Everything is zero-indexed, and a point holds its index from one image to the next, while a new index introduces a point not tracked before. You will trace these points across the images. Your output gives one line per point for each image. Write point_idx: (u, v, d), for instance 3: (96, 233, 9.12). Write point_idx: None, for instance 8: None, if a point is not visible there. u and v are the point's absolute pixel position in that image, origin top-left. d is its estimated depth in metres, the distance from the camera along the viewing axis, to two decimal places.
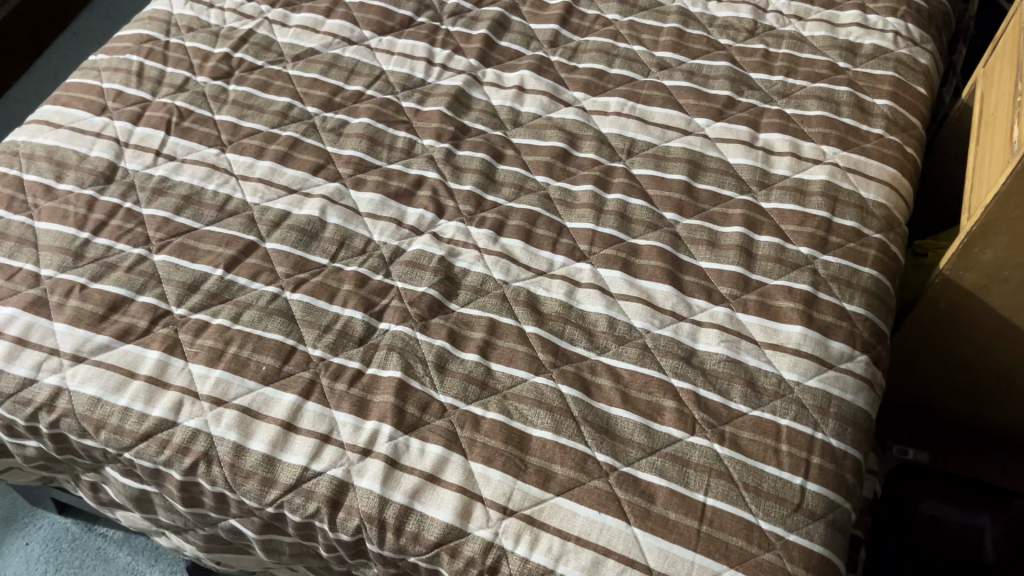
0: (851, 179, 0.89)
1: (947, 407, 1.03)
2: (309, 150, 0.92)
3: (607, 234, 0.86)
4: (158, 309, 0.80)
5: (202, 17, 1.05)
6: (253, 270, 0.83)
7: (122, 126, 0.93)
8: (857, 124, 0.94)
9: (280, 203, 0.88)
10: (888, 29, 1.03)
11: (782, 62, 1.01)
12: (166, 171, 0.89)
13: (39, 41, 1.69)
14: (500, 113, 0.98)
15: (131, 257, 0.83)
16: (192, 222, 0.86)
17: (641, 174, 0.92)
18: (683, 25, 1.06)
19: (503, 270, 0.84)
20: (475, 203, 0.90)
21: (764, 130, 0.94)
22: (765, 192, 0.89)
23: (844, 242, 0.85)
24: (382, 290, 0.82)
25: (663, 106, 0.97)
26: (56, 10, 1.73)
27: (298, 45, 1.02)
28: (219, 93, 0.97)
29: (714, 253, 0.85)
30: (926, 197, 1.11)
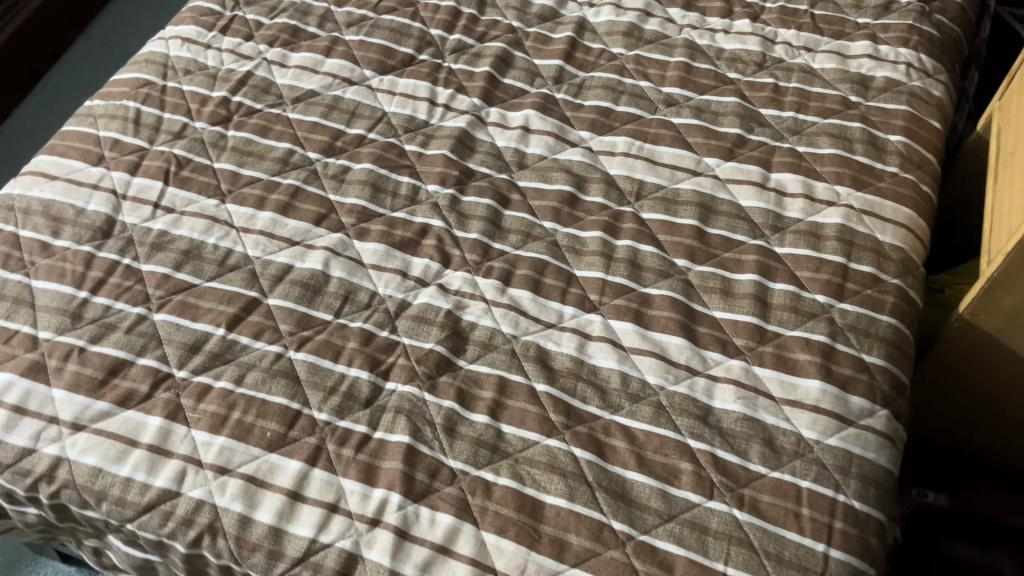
0: (867, 222, 0.87)
1: (962, 437, 1.01)
2: (310, 199, 0.90)
3: (617, 284, 0.84)
4: (159, 373, 0.78)
5: (199, 59, 1.02)
6: (256, 328, 0.80)
7: (119, 177, 0.91)
8: (871, 162, 0.92)
9: (282, 256, 0.86)
10: (900, 61, 1.01)
11: (792, 97, 0.98)
12: (165, 225, 0.87)
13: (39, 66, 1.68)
14: (505, 155, 0.96)
15: (131, 317, 0.81)
16: (192, 279, 0.83)
17: (651, 218, 0.90)
18: (690, 59, 1.03)
19: (512, 324, 0.82)
20: (482, 251, 0.87)
21: (776, 170, 0.92)
22: (778, 236, 0.87)
23: (861, 289, 0.83)
24: (388, 347, 0.80)
25: (671, 145, 0.95)
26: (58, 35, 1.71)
27: (297, 87, 1.00)
28: (218, 140, 0.95)
29: (728, 303, 0.82)
30: (942, 228, 1.09)
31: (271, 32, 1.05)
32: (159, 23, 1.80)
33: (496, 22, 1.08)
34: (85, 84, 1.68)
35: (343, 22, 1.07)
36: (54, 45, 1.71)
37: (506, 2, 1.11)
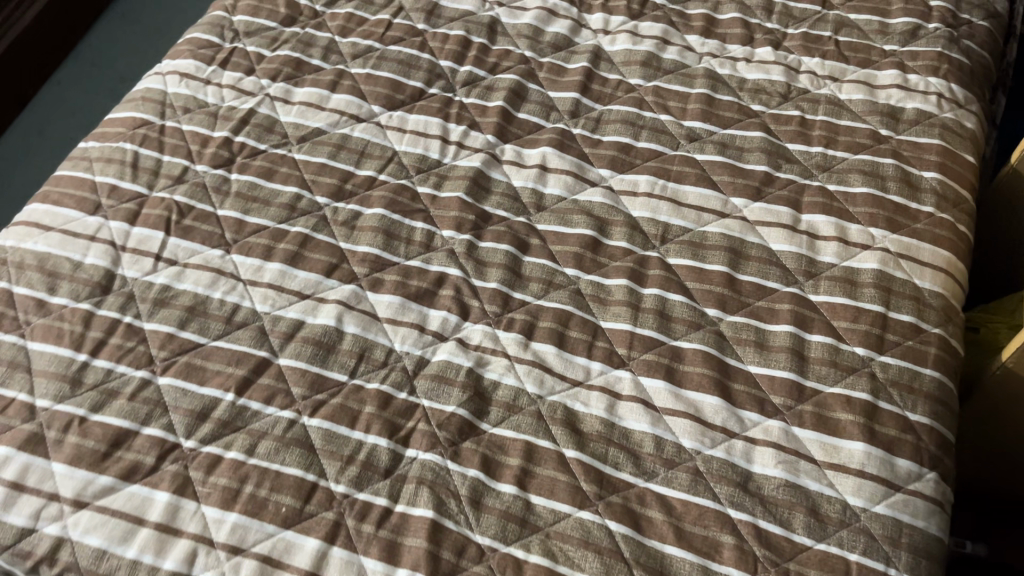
0: (904, 267, 0.84)
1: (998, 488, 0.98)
2: (320, 248, 0.86)
3: (646, 336, 0.80)
4: (165, 443, 0.73)
5: (199, 96, 0.98)
6: (267, 392, 0.76)
7: (117, 227, 0.86)
8: (906, 201, 0.88)
9: (292, 312, 0.81)
10: (930, 91, 0.97)
11: (820, 131, 0.95)
12: (168, 278, 0.83)
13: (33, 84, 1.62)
14: (522, 196, 0.92)
15: (134, 382, 0.76)
16: (197, 338, 0.79)
17: (678, 263, 0.86)
18: (712, 90, 0.99)
19: (537, 382, 0.77)
20: (502, 302, 0.83)
21: (806, 210, 0.88)
22: (812, 282, 0.83)
23: (901, 340, 0.79)
24: (407, 410, 0.76)
25: (696, 184, 0.91)
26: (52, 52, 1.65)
27: (302, 125, 0.96)
28: (221, 184, 0.90)
29: (763, 357, 0.79)
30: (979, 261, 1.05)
31: (273, 65, 1.01)
32: (156, 39, 1.75)
33: (508, 52, 1.04)
34: (78, 106, 1.62)
35: (349, 53, 1.03)
36: (48, 63, 1.65)
37: (518, 30, 1.06)
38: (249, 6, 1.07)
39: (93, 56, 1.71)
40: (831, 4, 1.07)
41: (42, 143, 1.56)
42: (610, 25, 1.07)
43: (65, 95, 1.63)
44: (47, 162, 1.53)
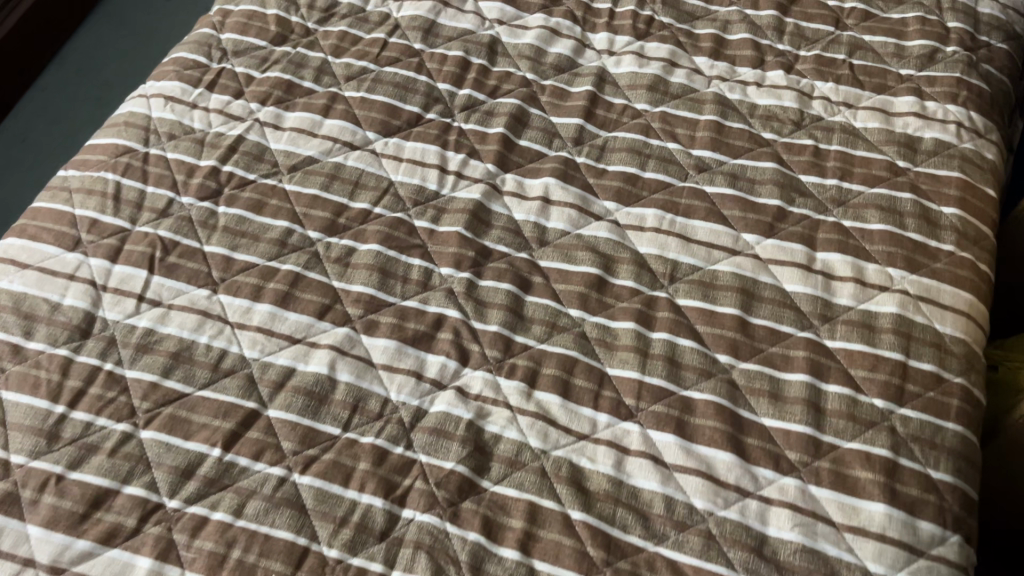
0: (924, 311, 0.80)
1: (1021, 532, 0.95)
2: (312, 287, 0.82)
3: (655, 386, 0.76)
4: (147, 504, 0.69)
5: (184, 121, 0.93)
6: (256, 447, 0.72)
7: (98, 265, 0.82)
8: (925, 239, 0.84)
9: (283, 358, 0.77)
10: (949, 119, 0.93)
11: (835, 162, 0.91)
12: (151, 321, 0.79)
13: (24, 82, 1.57)
14: (524, 230, 0.88)
15: (114, 437, 0.72)
16: (182, 387, 0.75)
17: (688, 305, 0.82)
18: (722, 117, 0.95)
19: (540, 436, 0.73)
20: (503, 346, 0.79)
21: (821, 248, 0.84)
22: (829, 327, 0.79)
23: (921, 391, 0.75)
24: (404, 466, 0.72)
25: (706, 219, 0.87)
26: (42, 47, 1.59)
27: (293, 152, 0.91)
28: (208, 218, 0.86)
29: (778, 409, 0.75)
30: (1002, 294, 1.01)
31: (263, 88, 0.96)
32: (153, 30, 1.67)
33: (509, 74, 0.99)
34: (71, 106, 1.56)
35: (342, 75, 0.98)
36: (39, 58, 1.59)
37: (519, 50, 1.01)
38: (238, 22, 1.02)
39: (88, 52, 1.64)
40: (845, 24, 1.03)
41: (38, 148, 1.51)
42: (615, 45, 1.02)
43: (62, 95, 1.58)
44: (39, 169, 1.48)
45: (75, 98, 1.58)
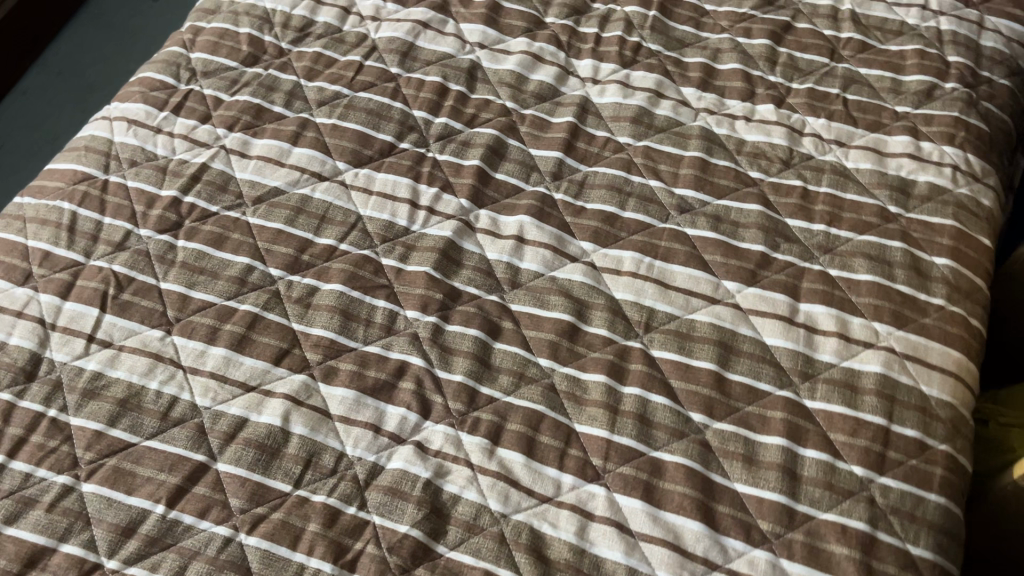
0: (910, 371, 0.76)
1: None
2: (270, 330, 0.78)
3: (624, 445, 0.73)
4: (84, 564, 0.66)
5: (147, 146, 0.90)
6: (202, 504, 0.69)
7: (48, 302, 0.79)
8: (914, 292, 0.80)
9: (235, 407, 0.74)
10: (945, 162, 0.89)
11: (824, 206, 0.86)
12: (100, 364, 0.75)
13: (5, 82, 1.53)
14: (496, 270, 0.84)
15: (54, 489, 0.69)
16: (128, 437, 0.72)
17: (662, 357, 0.78)
18: (707, 153, 0.91)
19: (501, 498, 0.70)
20: (468, 398, 0.75)
21: (804, 299, 0.81)
22: (809, 385, 0.76)
23: (904, 459, 0.72)
24: (356, 528, 0.68)
25: (686, 264, 0.83)
26: (27, 47, 1.56)
27: (259, 183, 0.88)
28: (166, 252, 0.82)
29: (752, 474, 0.71)
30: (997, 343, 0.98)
31: (231, 112, 0.92)
32: (140, 36, 1.63)
33: (487, 102, 0.95)
34: (51, 108, 1.52)
35: (314, 99, 0.94)
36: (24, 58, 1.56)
37: (499, 76, 0.97)
38: (209, 41, 0.99)
39: (78, 51, 1.60)
40: (841, 55, 0.99)
41: (15, 151, 1.47)
42: (600, 73, 0.98)
43: (48, 96, 1.54)
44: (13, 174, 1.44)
45: (61, 99, 1.54)
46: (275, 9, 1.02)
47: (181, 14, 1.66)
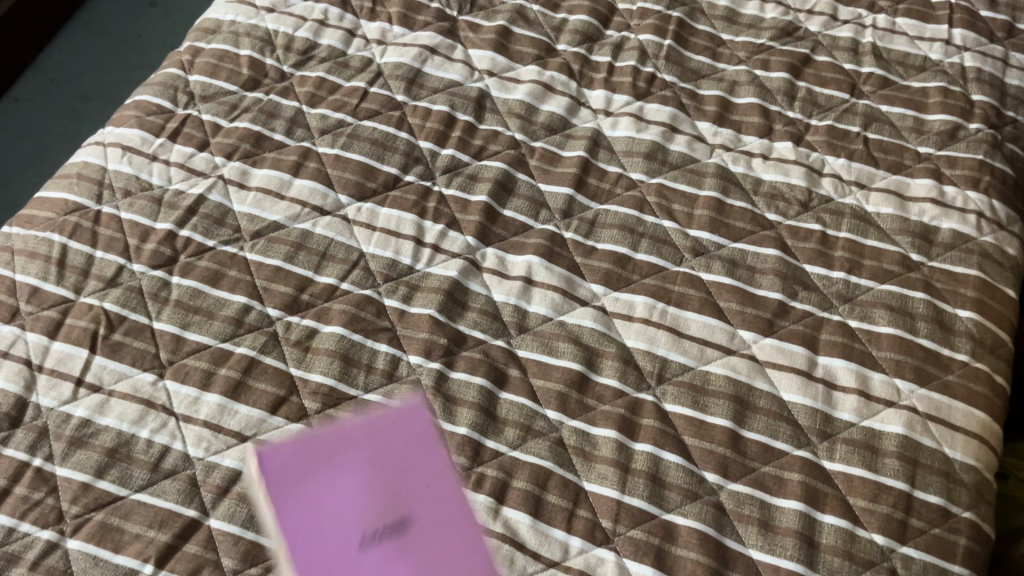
0: (933, 432, 0.74)
1: None
2: (267, 375, 0.75)
3: (635, 507, 0.70)
4: None
5: (142, 175, 0.86)
6: (193, 564, 0.66)
7: (35, 342, 0.75)
8: (937, 347, 0.78)
9: (229, 459, 0.71)
10: (969, 208, 0.86)
11: (843, 252, 0.83)
12: (89, 410, 0.72)
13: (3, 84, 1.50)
14: (503, 313, 0.80)
15: (37, 546, 0.66)
16: (117, 489, 0.69)
17: (675, 412, 0.75)
18: (723, 193, 0.88)
19: (505, 562, 0.67)
20: (472, 452, 0.72)
21: (823, 351, 0.78)
22: (828, 446, 0.73)
23: (926, 527, 0.70)
24: None
25: (700, 311, 0.80)
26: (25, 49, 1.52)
27: (257, 217, 0.84)
28: (160, 290, 0.79)
29: (768, 541, 0.69)
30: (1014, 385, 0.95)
31: (230, 140, 0.89)
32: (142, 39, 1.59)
33: (496, 133, 0.92)
34: (51, 114, 1.50)
35: (316, 127, 0.91)
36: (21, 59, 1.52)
37: (509, 106, 0.94)
38: (208, 62, 0.95)
39: (77, 53, 1.57)
40: (862, 90, 0.95)
41: (13, 158, 1.45)
42: (612, 104, 0.95)
43: (47, 100, 1.51)
44: (12, 183, 1.42)
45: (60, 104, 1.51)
46: (277, 30, 0.98)
47: (179, 28, 1.61)
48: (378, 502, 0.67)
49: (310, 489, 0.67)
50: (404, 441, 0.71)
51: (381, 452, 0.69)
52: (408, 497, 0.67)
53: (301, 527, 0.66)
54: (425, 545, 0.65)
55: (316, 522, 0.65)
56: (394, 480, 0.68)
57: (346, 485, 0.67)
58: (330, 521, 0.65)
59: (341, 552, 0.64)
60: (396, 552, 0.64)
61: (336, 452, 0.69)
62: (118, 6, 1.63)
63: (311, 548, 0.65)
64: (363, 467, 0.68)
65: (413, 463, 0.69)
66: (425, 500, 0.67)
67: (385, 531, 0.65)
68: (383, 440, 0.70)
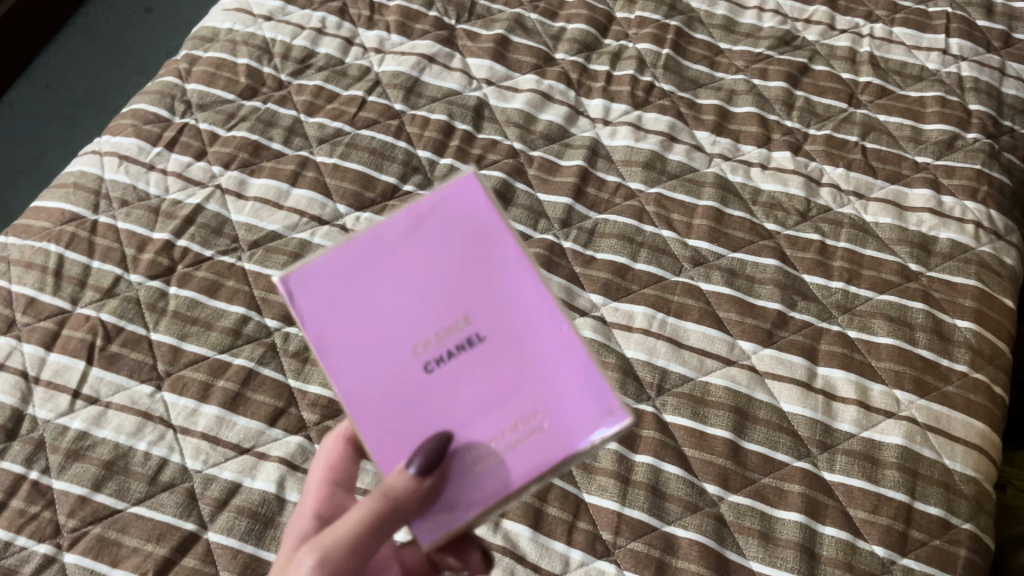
0: (932, 443, 0.74)
1: None
2: (265, 387, 0.75)
3: (636, 519, 0.70)
4: None
5: (139, 185, 0.86)
6: None
7: (32, 354, 0.75)
8: (936, 358, 0.78)
9: (227, 471, 0.70)
10: (967, 218, 0.86)
11: (842, 262, 0.84)
12: (86, 422, 0.72)
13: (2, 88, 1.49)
14: None
15: (34, 559, 0.65)
16: (114, 502, 0.68)
17: (675, 423, 0.75)
18: (721, 203, 0.88)
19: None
20: None
21: (823, 362, 0.78)
22: (828, 457, 0.73)
23: (926, 539, 0.70)
24: None
25: (699, 321, 0.80)
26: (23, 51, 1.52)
27: (255, 226, 0.84)
28: (157, 300, 0.79)
29: (769, 553, 0.69)
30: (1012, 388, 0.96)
31: (227, 149, 0.89)
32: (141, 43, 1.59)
33: (494, 142, 0.92)
34: (50, 118, 1.50)
35: (314, 136, 0.91)
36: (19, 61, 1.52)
37: (507, 115, 0.94)
38: (205, 71, 0.94)
39: (75, 56, 1.57)
40: (860, 100, 0.95)
41: (13, 163, 1.45)
42: (611, 113, 0.95)
43: (46, 103, 1.51)
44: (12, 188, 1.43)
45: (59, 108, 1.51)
46: (274, 39, 0.98)
47: (178, 32, 1.61)
48: (446, 308, 0.48)
49: (346, 278, 0.48)
50: (470, 218, 0.49)
51: (434, 234, 0.49)
52: (480, 289, 0.48)
53: (340, 340, 0.47)
54: (515, 378, 0.47)
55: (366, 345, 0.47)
56: (459, 262, 0.48)
57: (395, 272, 0.48)
58: (377, 327, 0.47)
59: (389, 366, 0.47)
60: (476, 381, 0.47)
61: (379, 236, 0.49)
62: (117, 7, 1.63)
63: (354, 361, 0.47)
64: (413, 249, 0.48)
65: (481, 241, 0.49)
66: (502, 291, 0.48)
67: (459, 343, 0.47)
68: (438, 217, 0.49)
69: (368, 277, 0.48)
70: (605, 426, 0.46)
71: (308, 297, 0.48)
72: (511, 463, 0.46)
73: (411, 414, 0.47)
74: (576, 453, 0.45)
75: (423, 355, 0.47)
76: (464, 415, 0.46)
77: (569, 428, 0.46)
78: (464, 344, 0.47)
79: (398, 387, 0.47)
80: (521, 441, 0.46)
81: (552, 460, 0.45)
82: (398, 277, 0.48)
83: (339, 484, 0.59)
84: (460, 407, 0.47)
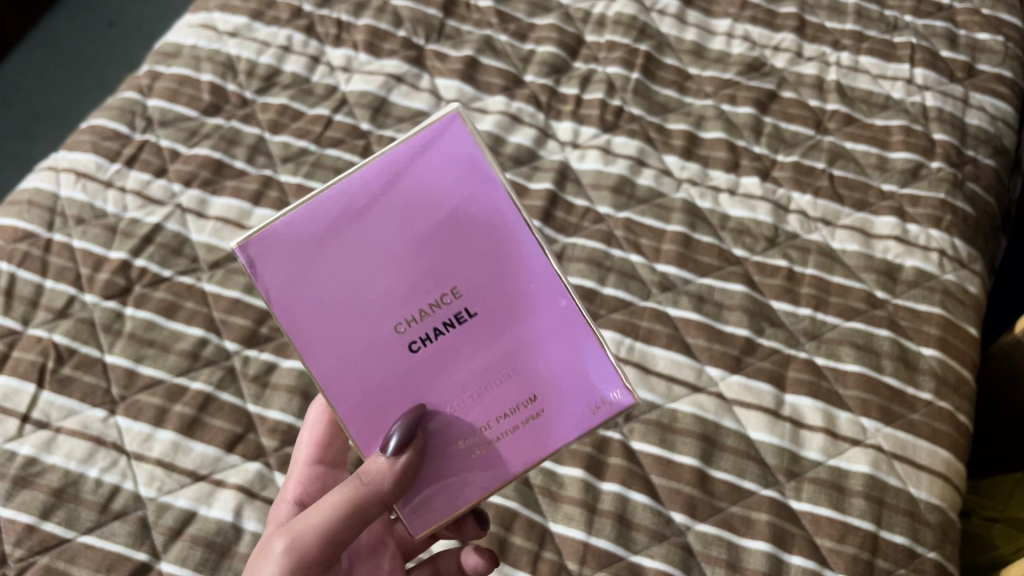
0: (899, 472, 0.73)
1: None
2: (223, 412, 0.73)
3: (601, 548, 0.69)
4: None
5: (96, 202, 0.83)
6: None
7: None
8: (903, 386, 0.78)
9: (182, 499, 0.68)
10: (932, 246, 0.86)
11: (810, 289, 0.84)
12: (35, 448, 0.69)
13: None
14: None
15: None
16: (63, 531, 0.66)
17: (643, 450, 0.74)
18: (690, 228, 0.87)
19: None
20: None
21: (790, 390, 0.78)
22: (795, 485, 0.73)
23: (892, 569, 0.70)
24: None
25: (667, 347, 0.79)
26: None
27: (216, 246, 0.82)
28: (113, 321, 0.76)
29: None
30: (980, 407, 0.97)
31: (189, 167, 0.87)
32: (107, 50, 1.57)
33: None
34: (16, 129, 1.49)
35: (279, 156, 0.89)
36: None
37: None
38: (167, 87, 0.92)
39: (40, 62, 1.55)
40: (827, 127, 0.95)
41: None
42: (580, 137, 0.94)
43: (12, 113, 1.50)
44: None
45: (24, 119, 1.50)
46: (238, 56, 0.96)
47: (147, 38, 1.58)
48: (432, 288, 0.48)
49: (323, 252, 0.47)
50: (459, 180, 0.47)
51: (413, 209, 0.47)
52: (470, 266, 0.48)
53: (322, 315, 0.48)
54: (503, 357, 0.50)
55: (353, 317, 0.48)
56: (445, 238, 0.48)
57: (373, 247, 0.47)
58: (362, 304, 0.48)
59: (374, 342, 0.48)
60: (467, 360, 0.49)
61: (356, 204, 0.47)
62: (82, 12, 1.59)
63: (338, 334, 0.48)
64: (395, 222, 0.47)
65: (470, 207, 0.48)
66: (491, 266, 0.49)
67: (449, 320, 0.49)
68: (416, 183, 0.47)
69: (347, 251, 0.47)
70: (607, 410, 0.51)
71: (278, 271, 0.47)
72: (507, 447, 0.51)
73: (400, 388, 0.49)
74: (570, 437, 0.51)
75: (410, 334, 0.48)
76: (457, 395, 0.50)
77: (555, 405, 0.51)
78: (454, 322, 0.49)
79: (387, 362, 0.49)
80: (516, 426, 0.51)
81: (546, 446, 0.51)
82: (380, 252, 0.47)
83: (320, 462, 0.65)
84: (452, 386, 0.50)
